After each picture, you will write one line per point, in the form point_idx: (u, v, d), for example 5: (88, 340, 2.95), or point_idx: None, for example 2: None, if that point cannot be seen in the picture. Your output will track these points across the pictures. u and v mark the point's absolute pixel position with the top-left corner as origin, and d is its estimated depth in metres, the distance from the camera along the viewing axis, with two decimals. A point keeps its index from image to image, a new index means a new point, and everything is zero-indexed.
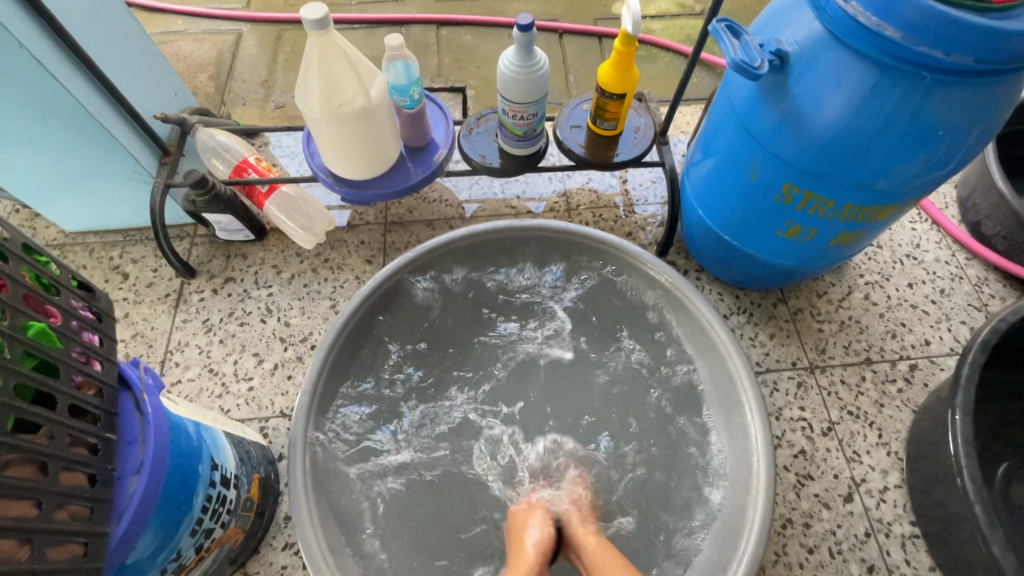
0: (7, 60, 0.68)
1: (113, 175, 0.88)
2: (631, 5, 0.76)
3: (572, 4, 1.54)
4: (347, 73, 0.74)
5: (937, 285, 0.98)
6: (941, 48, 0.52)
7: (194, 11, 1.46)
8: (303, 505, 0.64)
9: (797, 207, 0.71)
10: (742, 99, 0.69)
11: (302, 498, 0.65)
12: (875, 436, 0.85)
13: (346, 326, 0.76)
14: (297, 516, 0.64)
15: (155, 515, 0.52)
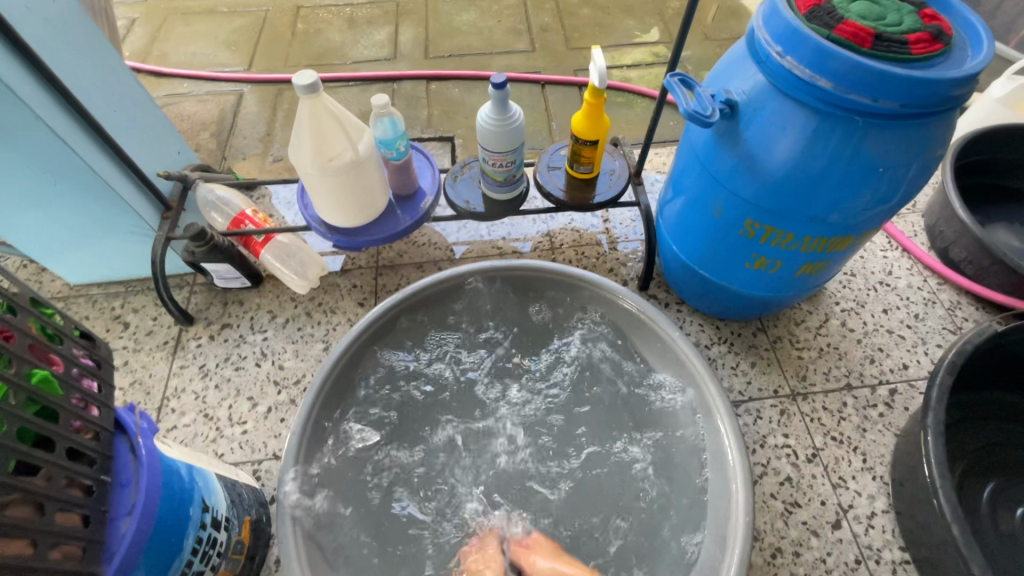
0: (23, 129, 0.74)
1: (117, 231, 0.93)
2: (596, 61, 0.82)
3: (552, 57, 1.65)
4: (336, 131, 0.80)
5: (911, 310, 1.01)
6: (869, 95, 0.57)
7: (199, 75, 1.56)
8: (291, 548, 0.66)
9: (761, 241, 0.75)
10: (702, 144, 0.74)
11: (290, 542, 0.66)
12: (860, 461, 0.86)
13: (332, 366, 0.79)
14: (285, 558, 0.65)
15: (144, 558, 0.54)
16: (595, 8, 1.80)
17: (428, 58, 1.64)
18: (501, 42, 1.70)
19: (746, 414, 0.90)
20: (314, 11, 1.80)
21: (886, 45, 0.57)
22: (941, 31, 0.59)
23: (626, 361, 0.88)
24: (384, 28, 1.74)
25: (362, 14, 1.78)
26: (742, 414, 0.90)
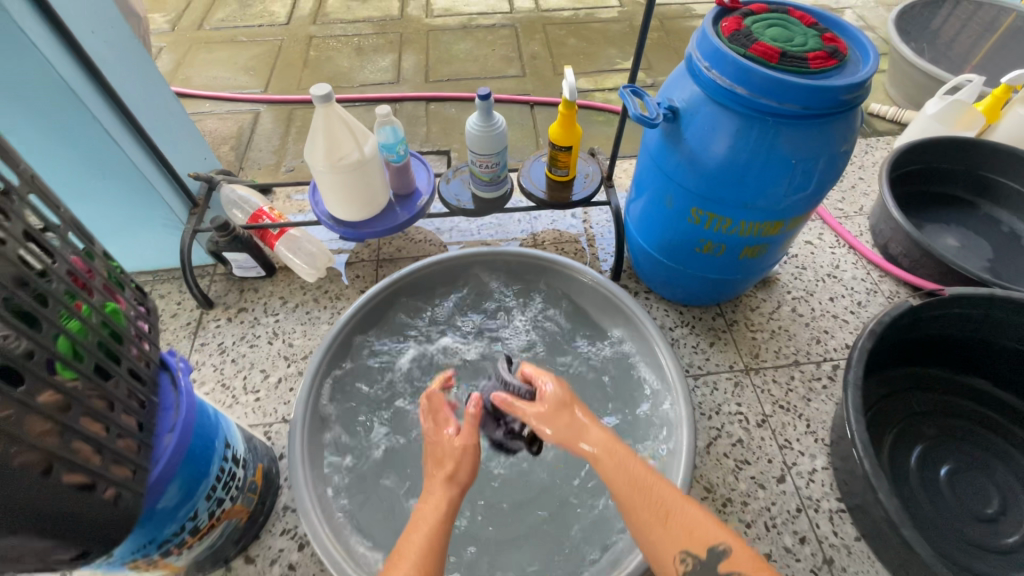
0: (85, 132, 0.87)
1: (151, 223, 1.06)
2: (567, 78, 0.97)
3: (540, 81, 1.82)
4: (345, 135, 0.93)
5: (854, 298, 1.13)
6: (777, 100, 0.71)
7: (220, 96, 1.73)
8: (303, 489, 0.75)
9: (705, 227, 0.88)
10: (654, 145, 0.88)
11: (302, 484, 0.76)
12: (804, 425, 0.96)
13: (338, 333, 0.91)
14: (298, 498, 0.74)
15: (180, 471, 0.65)
16: (580, 38, 1.99)
17: (428, 82, 1.81)
18: (494, 68, 1.87)
19: (703, 385, 1.01)
20: (325, 40, 1.99)
21: (791, 60, 0.71)
22: (838, 50, 0.73)
23: (597, 338, 1.01)
24: (388, 55, 1.92)
25: (368, 43, 1.96)
26: (700, 385, 1.01)
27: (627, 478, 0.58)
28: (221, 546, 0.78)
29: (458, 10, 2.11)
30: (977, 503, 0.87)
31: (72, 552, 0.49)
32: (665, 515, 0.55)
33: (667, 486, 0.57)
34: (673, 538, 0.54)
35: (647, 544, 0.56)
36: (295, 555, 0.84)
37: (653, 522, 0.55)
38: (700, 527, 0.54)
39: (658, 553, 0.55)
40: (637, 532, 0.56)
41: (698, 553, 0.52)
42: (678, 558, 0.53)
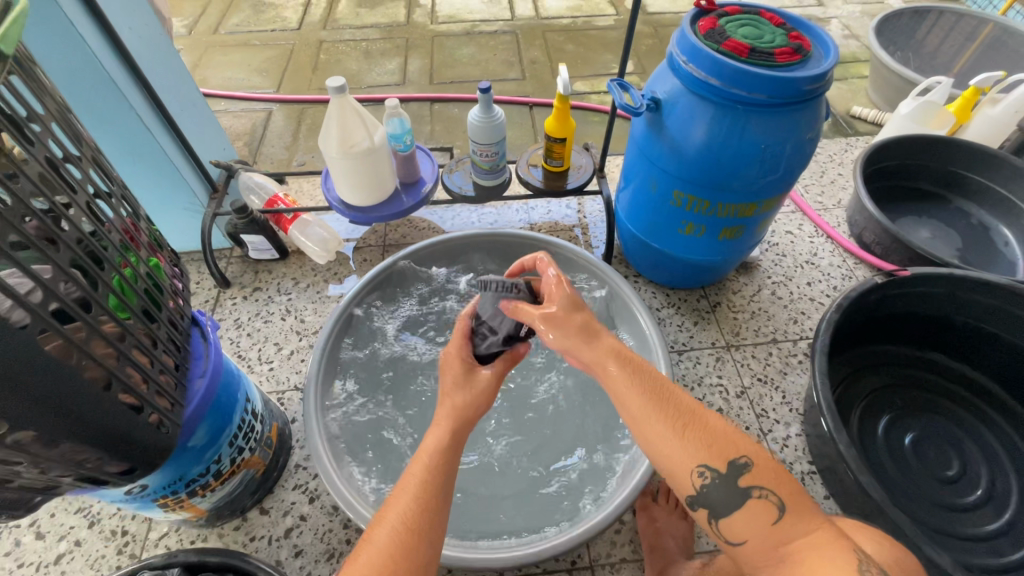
0: (121, 119, 0.95)
1: (174, 206, 1.14)
2: (562, 75, 1.05)
3: (540, 84, 1.91)
4: (357, 124, 1.02)
5: (831, 283, 1.21)
6: (746, 90, 0.79)
7: (235, 95, 1.82)
8: (317, 442, 0.83)
9: (686, 208, 0.96)
10: (640, 134, 0.96)
11: (316, 438, 0.83)
12: (780, 396, 1.03)
13: (346, 304, 0.99)
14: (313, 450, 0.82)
15: (208, 415, 0.72)
16: (578, 45, 2.08)
17: (432, 84, 1.91)
18: (496, 71, 1.96)
19: (687, 360, 1.08)
20: (334, 45, 2.08)
21: (759, 55, 0.79)
22: (802, 46, 0.81)
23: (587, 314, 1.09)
24: (395, 59, 2.02)
25: (376, 47, 2.06)
26: (683, 360, 1.08)
27: (644, 393, 0.56)
28: (239, 494, 0.85)
29: (462, 17, 2.21)
30: (940, 467, 0.94)
31: (120, 467, 0.57)
32: (685, 429, 0.55)
33: (685, 398, 0.57)
34: (695, 454, 0.55)
35: (665, 459, 0.55)
36: (306, 507, 0.91)
37: (675, 438, 0.54)
38: (719, 439, 0.55)
39: (675, 468, 0.55)
40: (651, 446, 0.56)
41: (719, 468, 0.54)
42: (697, 472, 0.55)
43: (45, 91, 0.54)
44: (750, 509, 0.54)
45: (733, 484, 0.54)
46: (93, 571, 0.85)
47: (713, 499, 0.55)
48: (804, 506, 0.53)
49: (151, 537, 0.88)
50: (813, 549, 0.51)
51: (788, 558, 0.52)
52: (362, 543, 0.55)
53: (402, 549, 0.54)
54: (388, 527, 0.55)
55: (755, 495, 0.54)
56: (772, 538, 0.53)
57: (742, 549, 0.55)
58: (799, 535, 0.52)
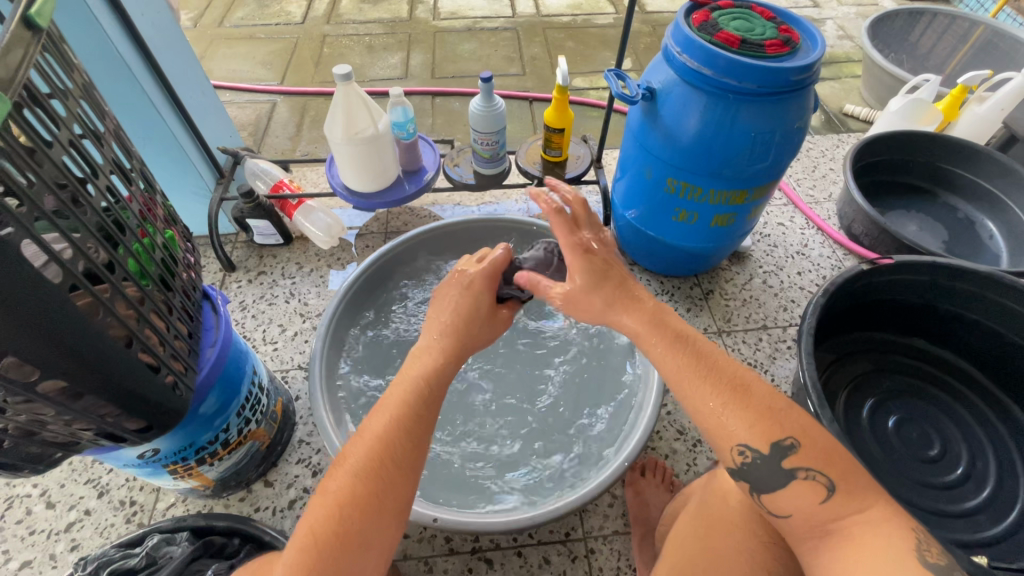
0: (133, 102, 0.98)
1: (182, 190, 1.17)
2: (561, 66, 1.09)
3: (539, 79, 1.94)
4: (362, 111, 1.05)
5: (820, 273, 1.24)
6: (737, 80, 0.82)
7: (239, 87, 1.85)
8: (323, 416, 0.86)
9: (680, 195, 0.99)
10: (636, 124, 1.00)
11: (323, 412, 0.86)
12: (769, 379, 1.07)
13: (349, 286, 1.03)
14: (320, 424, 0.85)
15: (218, 385, 0.75)
16: (578, 42, 2.12)
17: (434, 79, 1.94)
18: (497, 67, 2.00)
19: None
20: (338, 39, 2.12)
21: (749, 46, 0.83)
22: (791, 39, 0.85)
23: None
24: (397, 53, 2.05)
25: (378, 42, 2.09)
26: None
27: (683, 366, 0.59)
28: (245, 465, 0.88)
29: (464, 14, 2.24)
30: (922, 447, 0.97)
31: (137, 425, 0.60)
32: (727, 407, 0.56)
33: (733, 367, 0.58)
34: (737, 432, 0.55)
35: (710, 432, 0.57)
36: (308, 480, 0.93)
37: (716, 414, 0.56)
38: (764, 420, 0.55)
39: (717, 443, 0.57)
40: (697, 417, 0.58)
41: (760, 449, 0.55)
42: (738, 450, 0.56)
43: (72, 67, 0.57)
44: (796, 489, 0.54)
45: (777, 464, 0.55)
46: (102, 538, 0.87)
47: (753, 474, 0.56)
48: (854, 489, 0.53)
49: (159, 507, 0.91)
50: (866, 525, 0.52)
51: (836, 532, 0.53)
52: (336, 467, 0.59)
53: (383, 480, 0.58)
54: (362, 454, 0.59)
55: (801, 476, 0.54)
56: (822, 515, 0.53)
57: (785, 521, 0.57)
58: (846, 513, 0.53)
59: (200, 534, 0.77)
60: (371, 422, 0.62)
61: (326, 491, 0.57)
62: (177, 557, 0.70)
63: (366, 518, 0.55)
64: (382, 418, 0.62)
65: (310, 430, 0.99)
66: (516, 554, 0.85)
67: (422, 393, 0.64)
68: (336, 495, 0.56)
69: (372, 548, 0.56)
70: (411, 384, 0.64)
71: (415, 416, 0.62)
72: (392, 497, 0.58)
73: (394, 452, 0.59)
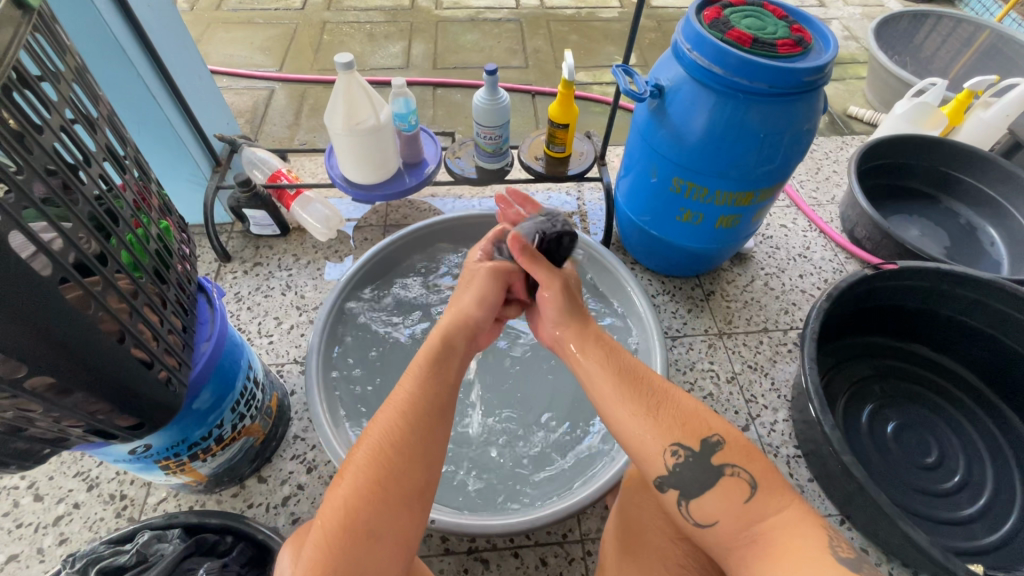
0: (129, 87, 0.96)
1: (177, 178, 1.15)
2: (567, 60, 1.07)
3: (542, 73, 1.92)
4: (364, 101, 1.03)
5: (822, 276, 1.24)
6: (748, 79, 0.81)
7: (236, 72, 1.81)
8: (321, 417, 0.85)
9: (685, 196, 0.98)
10: (643, 121, 0.98)
11: (321, 413, 0.85)
12: (769, 382, 1.06)
13: (347, 282, 1.01)
14: (318, 424, 0.84)
15: (213, 379, 0.74)
16: (582, 35, 2.09)
17: (435, 69, 1.91)
18: (499, 59, 1.97)
19: (680, 346, 1.11)
20: (338, 26, 2.08)
21: (761, 45, 0.81)
22: (803, 39, 0.83)
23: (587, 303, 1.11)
24: (399, 42, 2.01)
25: (379, 30, 2.06)
26: (677, 345, 1.11)
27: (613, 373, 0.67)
28: (238, 461, 0.86)
29: (467, 3, 2.21)
30: (919, 454, 0.97)
31: (128, 422, 0.58)
32: (657, 407, 0.63)
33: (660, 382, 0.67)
34: (669, 432, 0.61)
35: (637, 442, 0.62)
36: (303, 476, 0.92)
37: (646, 414, 0.62)
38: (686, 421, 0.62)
39: (650, 451, 0.61)
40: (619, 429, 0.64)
41: (691, 446, 0.60)
42: (672, 451, 0.60)
43: (65, 48, 0.54)
44: (722, 486, 0.58)
45: (706, 461, 0.59)
46: (91, 533, 0.86)
47: (684, 477, 0.60)
48: (774, 488, 0.57)
49: (150, 501, 0.89)
50: (782, 526, 0.55)
51: (758, 537, 0.56)
52: (345, 465, 0.59)
53: (386, 467, 0.57)
54: (371, 445, 0.59)
55: (728, 473, 0.59)
56: (744, 517, 0.57)
57: (712, 529, 0.58)
58: (768, 513, 0.56)
59: (192, 532, 0.76)
60: (381, 412, 0.62)
61: (338, 486, 0.57)
62: (168, 555, 0.69)
63: (375, 510, 0.54)
64: (390, 407, 0.62)
65: (305, 425, 0.98)
66: (512, 555, 0.85)
67: (431, 370, 0.66)
68: (346, 489, 0.56)
69: (385, 539, 0.54)
70: (423, 362, 0.67)
71: (424, 394, 0.63)
72: (402, 484, 0.57)
73: (399, 438, 0.59)
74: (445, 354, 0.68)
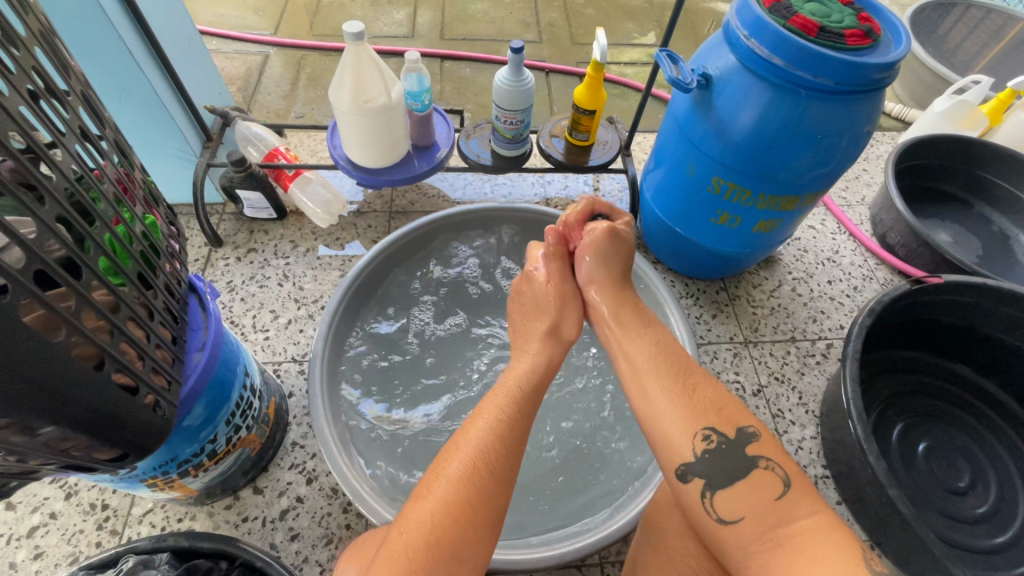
0: (107, 48, 0.85)
1: (164, 153, 1.04)
2: (598, 39, 0.96)
3: (557, 49, 1.80)
4: (375, 77, 0.92)
5: (851, 283, 1.18)
6: (812, 73, 0.72)
7: (228, 34, 1.67)
8: (324, 429, 0.77)
9: (725, 197, 0.90)
10: (683, 112, 0.90)
11: (323, 425, 0.78)
12: (797, 397, 1.01)
13: (354, 279, 0.93)
14: (320, 437, 0.76)
15: (207, 392, 0.66)
16: (599, 10, 1.96)
17: (443, 40, 1.78)
18: (512, 31, 1.84)
19: (704, 354, 1.05)
20: None
21: (828, 35, 0.72)
22: (872, 29, 0.74)
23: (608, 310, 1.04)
24: (404, 9, 1.87)
25: None
26: (701, 353, 1.05)
27: (656, 352, 0.63)
28: (232, 474, 0.79)
29: None
30: (950, 477, 0.93)
31: (109, 453, 0.50)
32: (693, 389, 0.57)
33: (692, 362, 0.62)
34: (702, 414, 0.55)
35: (662, 421, 0.56)
36: (302, 488, 0.85)
37: (680, 393, 0.57)
38: (709, 409, 0.55)
39: (677, 432, 0.55)
40: (642, 411, 0.58)
41: (725, 433, 0.54)
42: (702, 436, 0.54)
43: (26, 7, 0.44)
44: (753, 480, 0.52)
45: (739, 451, 0.53)
46: (70, 547, 0.78)
47: (713, 465, 0.53)
48: (809, 492, 0.51)
49: (135, 513, 0.82)
50: (812, 533, 0.47)
51: (785, 542, 0.48)
52: (435, 478, 0.57)
53: (480, 487, 0.55)
54: (462, 463, 0.57)
55: (761, 466, 0.53)
56: (774, 515, 0.49)
57: (734, 528, 0.51)
58: (797, 516, 0.49)
59: (183, 556, 0.69)
60: (469, 428, 0.62)
61: (423, 500, 0.55)
62: None
63: (465, 528, 0.52)
64: (481, 423, 0.61)
65: (304, 431, 0.91)
66: None
67: (528, 396, 0.66)
68: (433, 504, 0.54)
69: (470, 560, 0.52)
70: (515, 388, 0.66)
71: (517, 419, 0.63)
72: (490, 506, 0.55)
73: (491, 459, 0.58)
74: (532, 383, 0.67)
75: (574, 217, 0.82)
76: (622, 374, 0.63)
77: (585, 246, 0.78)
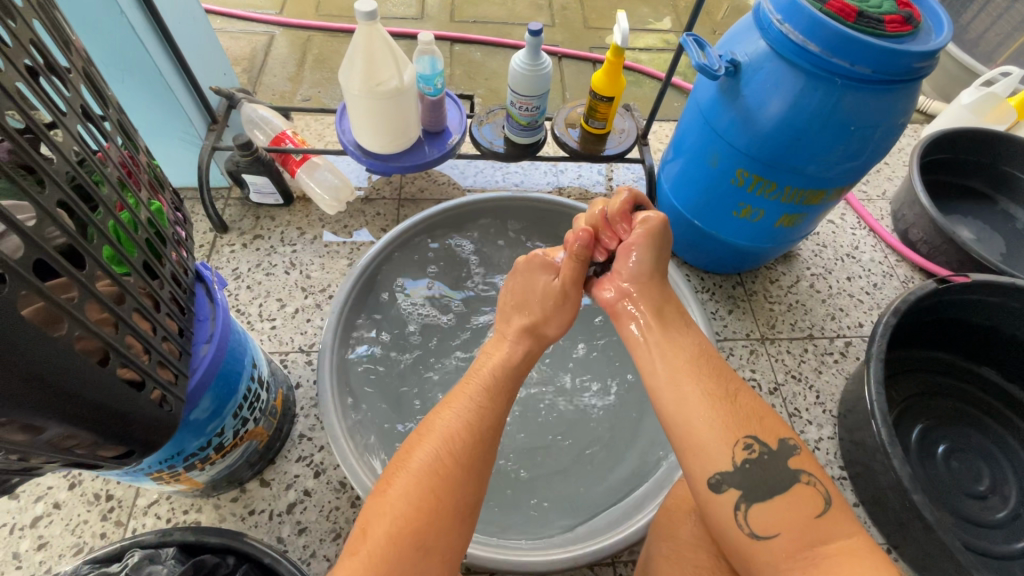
0: (110, 26, 0.81)
1: (168, 135, 1.01)
2: (620, 22, 0.92)
3: (570, 33, 1.75)
4: (387, 58, 0.89)
5: (871, 280, 1.15)
6: (849, 60, 0.69)
7: (232, 13, 1.62)
8: (335, 423, 0.75)
9: (748, 189, 0.87)
10: (708, 100, 0.86)
11: (334, 419, 0.76)
12: (814, 396, 0.98)
13: (363, 268, 0.91)
14: (331, 431, 0.75)
15: (215, 384, 0.64)
16: None
17: (453, 22, 1.73)
18: (523, 14, 1.79)
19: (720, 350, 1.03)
20: None
21: (867, 21, 0.68)
22: (912, 16, 0.71)
23: None
24: None
25: None
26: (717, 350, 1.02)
27: (699, 354, 0.60)
28: (238, 467, 0.77)
29: None
30: (970, 481, 0.91)
31: (114, 450, 0.48)
32: (735, 395, 0.55)
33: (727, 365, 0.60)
34: (745, 422, 0.53)
35: (698, 426, 0.53)
36: (310, 482, 0.84)
37: (723, 397, 0.55)
38: (751, 417, 0.54)
39: (717, 439, 0.52)
40: (671, 410, 0.56)
41: (768, 443, 0.53)
42: (743, 444, 0.52)
43: None
44: (795, 493, 0.50)
45: (782, 462, 0.52)
46: (74, 537, 0.77)
47: (749, 477, 0.51)
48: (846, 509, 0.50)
49: (140, 504, 0.80)
50: (854, 550, 0.46)
51: (820, 557, 0.47)
52: (397, 470, 0.56)
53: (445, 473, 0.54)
54: (427, 452, 0.56)
55: (803, 481, 0.51)
56: (812, 529, 0.48)
57: (766, 545, 0.49)
58: (840, 535, 0.48)
59: (189, 551, 0.67)
60: (434, 421, 0.60)
61: (386, 494, 0.53)
62: None
63: (431, 514, 0.51)
64: (448, 412, 0.61)
65: (312, 423, 0.89)
66: None
67: (498, 385, 0.65)
68: (397, 495, 0.53)
69: (438, 546, 0.51)
70: (482, 380, 0.65)
71: (485, 409, 0.61)
72: (458, 493, 0.54)
73: (457, 447, 0.57)
74: (501, 373, 0.67)
75: (619, 210, 0.73)
76: (658, 371, 0.59)
77: (631, 245, 0.71)
